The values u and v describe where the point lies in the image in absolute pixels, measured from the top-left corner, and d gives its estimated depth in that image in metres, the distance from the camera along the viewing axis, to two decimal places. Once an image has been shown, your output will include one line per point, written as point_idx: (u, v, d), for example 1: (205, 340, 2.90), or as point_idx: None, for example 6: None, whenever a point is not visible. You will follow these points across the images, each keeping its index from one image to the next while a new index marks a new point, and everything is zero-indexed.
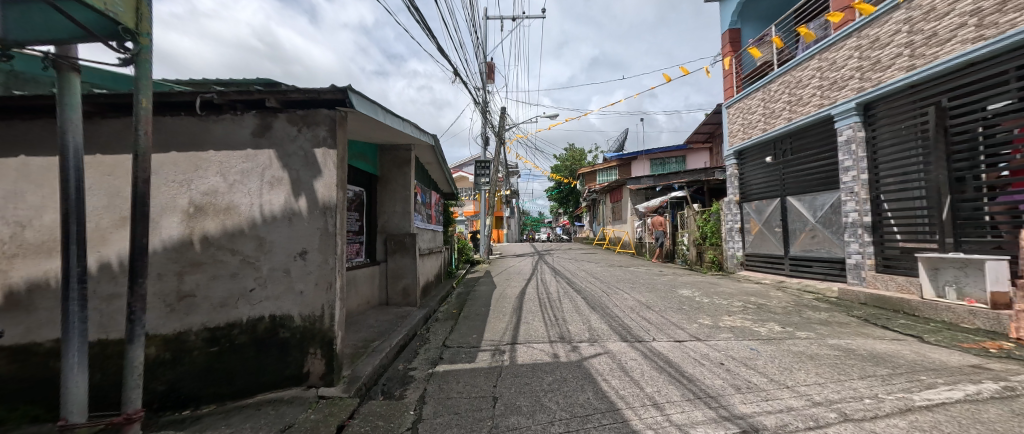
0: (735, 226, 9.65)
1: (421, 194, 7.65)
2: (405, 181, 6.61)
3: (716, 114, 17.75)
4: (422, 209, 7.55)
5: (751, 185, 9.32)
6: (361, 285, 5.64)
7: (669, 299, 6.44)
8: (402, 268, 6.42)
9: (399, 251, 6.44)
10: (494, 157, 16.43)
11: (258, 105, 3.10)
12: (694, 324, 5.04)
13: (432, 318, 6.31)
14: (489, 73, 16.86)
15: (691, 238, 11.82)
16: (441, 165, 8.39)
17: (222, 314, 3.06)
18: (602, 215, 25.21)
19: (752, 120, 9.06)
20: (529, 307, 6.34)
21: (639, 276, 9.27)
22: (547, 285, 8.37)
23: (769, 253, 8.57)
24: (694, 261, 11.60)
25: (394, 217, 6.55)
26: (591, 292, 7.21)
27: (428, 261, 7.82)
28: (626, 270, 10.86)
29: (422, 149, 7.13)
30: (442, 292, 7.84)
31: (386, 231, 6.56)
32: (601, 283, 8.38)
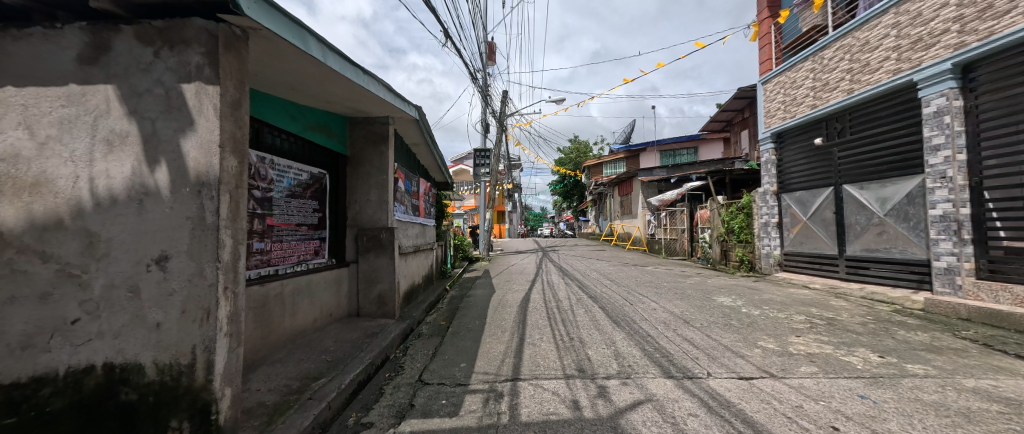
0: (772, 220, 8.33)
1: (405, 180, 6.37)
2: (381, 163, 5.32)
3: (735, 99, 16.33)
4: (405, 199, 6.27)
5: (793, 172, 7.97)
6: (320, 295, 4.37)
7: (709, 311, 5.15)
8: (376, 271, 5.15)
9: (373, 250, 5.17)
10: (494, 146, 15.11)
11: (83, 9, 1.83)
12: (757, 349, 3.78)
13: (414, 333, 5.06)
14: (489, 54, 15.47)
15: (715, 234, 10.51)
16: (430, 148, 7.09)
17: (19, 365, 1.74)
18: (609, 210, 23.89)
19: (797, 96, 7.69)
20: (535, 320, 5.07)
21: (661, 279, 7.99)
22: (555, 290, 7.09)
23: (818, 253, 7.25)
24: (719, 260, 10.31)
25: (367, 207, 5.27)
26: (610, 299, 5.94)
27: (414, 262, 6.54)
28: (645, 270, 9.55)
29: (405, 125, 5.83)
30: (430, 298, 6.58)
31: (358, 225, 5.29)
32: (619, 287, 7.11)
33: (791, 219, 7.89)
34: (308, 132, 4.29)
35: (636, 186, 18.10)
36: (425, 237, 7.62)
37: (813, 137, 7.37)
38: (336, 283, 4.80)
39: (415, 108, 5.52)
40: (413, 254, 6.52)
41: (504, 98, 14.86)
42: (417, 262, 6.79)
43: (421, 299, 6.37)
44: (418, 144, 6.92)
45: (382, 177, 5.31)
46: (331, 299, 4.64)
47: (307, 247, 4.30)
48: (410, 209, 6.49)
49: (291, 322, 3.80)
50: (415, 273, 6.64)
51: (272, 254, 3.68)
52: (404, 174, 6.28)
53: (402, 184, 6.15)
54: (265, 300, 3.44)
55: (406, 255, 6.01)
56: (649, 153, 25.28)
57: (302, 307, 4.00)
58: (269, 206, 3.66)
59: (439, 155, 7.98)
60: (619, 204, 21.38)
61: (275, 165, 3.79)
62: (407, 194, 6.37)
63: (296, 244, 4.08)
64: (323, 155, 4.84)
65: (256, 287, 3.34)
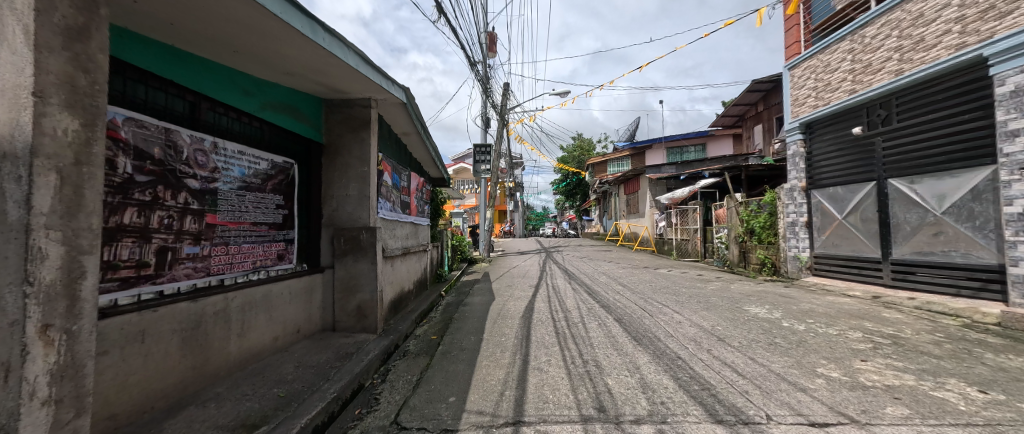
0: (800, 220, 7.55)
1: (393, 174, 5.64)
2: (362, 153, 4.58)
3: (749, 92, 15.56)
4: (393, 195, 5.54)
5: (825, 166, 7.19)
6: (283, 308, 3.65)
7: (745, 324, 4.39)
8: (355, 278, 4.40)
9: (352, 254, 4.41)
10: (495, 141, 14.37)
11: None
12: (820, 378, 3.02)
13: (399, 351, 4.31)
14: (490, 45, 14.74)
15: (733, 235, 9.74)
16: (422, 138, 6.34)
17: None
18: (614, 208, 23.12)
19: (831, 80, 6.89)
20: (540, 335, 4.31)
21: (679, 284, 7.23)
22: (562, 297, 6.33)
23: (855, 256, 6.49)
24: (737, 263, 9.55)
25: (348, 203, 4.54)
26: (626, 309, 5.19)
27: (403, 265, 5.80)
28: (658, 273, 8.81)
29: (391, 109, 5.07)
30: (422, 307, 5.84)
31: (336, 224, 4.54)
32: (633, 293, 6.36)
33: (825, 217, 7.11)
34: (266, 112, 3.54)
35: (643, 183, 17.34)
36: (417, 237, 6.88)
37: (850, 126, 6.59)
38: (308, 292, 4.07)
39: (404, 90, 4.74)
40: (403, 257, 5.79)
41: (505, 90, 14.11)
42: (408, 265, 6.06)
43: (411, 309, 5.63)
44: (408, 132, 6.16)
45: (363, 169, 4.57)
46: (299, 312, 3.92)
47: (267, 251, 3.53)
48: (398, 206, 5.77)
49: (240, 344, 3.07)
50: (405, 278, 5.92)
51: (213, 261, 2.92)
52: (392, 167, 5.55)
53: (389, 178, 5.42)
54: (199, 319, 2.72)
55: (393, 258, 5.25)
56: (655, 150, 24.51)
57: (256, 324, 3.27)
58: (211, 201, 2.86)
59: (434, 146, 7.23)
60: (625, 202, 20.61)
61: (220, 149, 3.00)
62: (394, 189, 5.63)
63: (250, 247, 3.32)
64: (292, 141, 4.08)
65: (185, 304, 2.61)
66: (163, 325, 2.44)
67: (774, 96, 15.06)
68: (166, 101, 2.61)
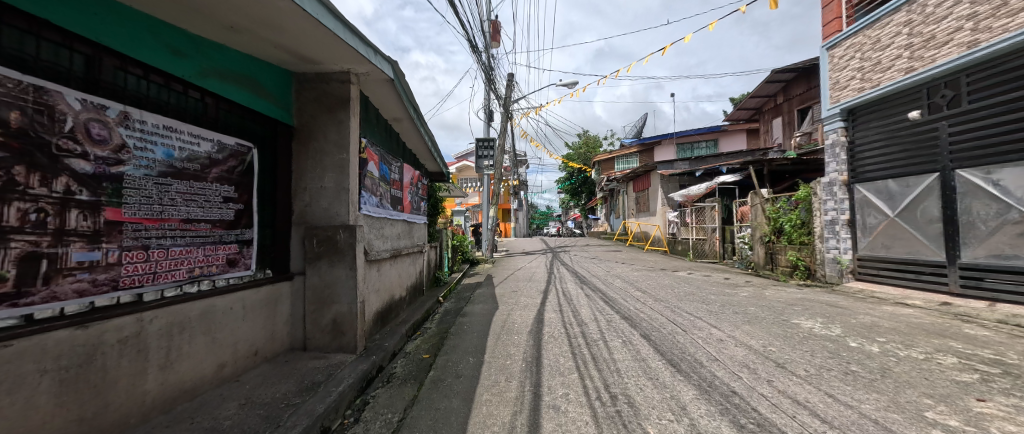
0: (842, 217, 6.73)
1: (381, 164, 4.91)
2: (339, 136, 3.83)
3: (768, 83, 14.73)
4: (381, 188, 4.82)
5: (872, 157, 6.36)
6: (232, 326, 2.90)
7: (804, 344, 3.59)
8: (330, 287, 3.63)
9: (326, 257, 3.65)
10: (499, 135, 13.62)
11: None
12: (936, 430, 2.21)
13: (383, 375, 3.55)
14: (494, 35, 14.01)
15: (759, 234, 8.93)
16: (416, 124, 5.60)
17: None
18: (622, 207, 22.30)
19: (882, 58, 6.06)
20: (553, 356, 3.54)
21: (705, 290, 6.43)
22: (574, 305, 5.57)
23: (913, 259, 5.67)
24: (764, 265, 8.72)
25: (323, 197, 3.80)
26: (653, 322, 4.42)
27: (393, 270, 5.05)
28: (678, 277, 8.01)
29: (375, 86, 4.32)
30: (414, 318, 5.09)
31: (309, 222, 3.79)
32: (655, 301, 5.58)
33: (874, 215, 6.27)
34: (210, 80, 2.81)
35: (654, 180, 16.51)
36: (411, 237, 6.13)
37: (905, 110, 5.78)
38: (269, 305, 3.33)
39: (389, 63, 3.99)
40: (393, 260, 5.03)
41: (510, 82, 13.36)
42: (399, 269, 5.31)
43: (401, 320, 4.88)
44: (399, 117, 5.42)
45: (340, 156, 3.82)
46: (257, 330, 3.17)
47: (210, 256, 2.80)
48: (387, 201, 5.05)
49: (160, 379, 2.33)
50: (396, 284, 5.17)
51: (124, 271, 2.19)
52: (378, 156, 4.83)
53: (376, 169, 4.71)
54: (91, 353, 1.96)
55: (380, 262, 4.50)
56: (664, 146, 23.67)
57: (189, 352, 2.52)
58: (112, 190, 2.12)
59: (431, 135, 6.50)
60: (634, 200, 19.77)
61: (133, 121, 2.25)
62: (383, 181, 4.91)
63: (183, 252, 2.58)
64: (251, 121, 3.35)
65: (66, 332, 1.87)
66: (22, 366, 1.69)
67: (795, 87, 14.21)
68: (43, 50, 1.87)
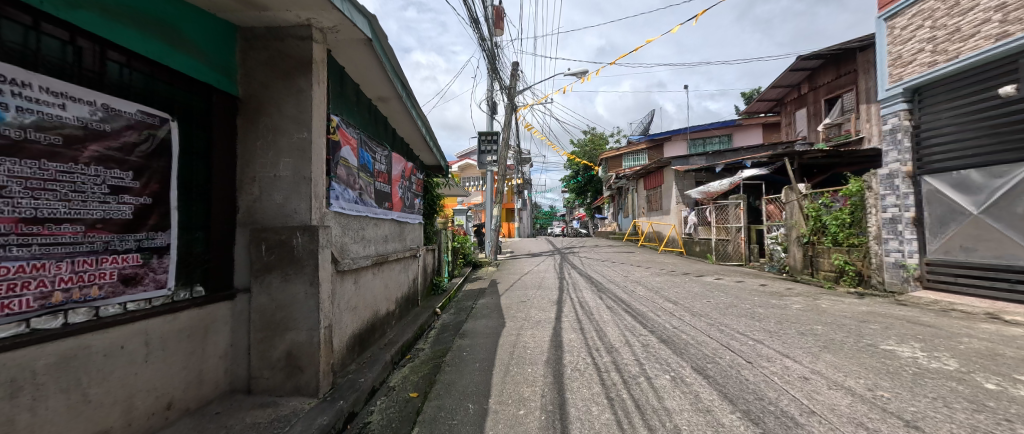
0: (907, 215, 5.76)
1: (361, 150, 4.01)
2: (298, 110, 2.92)
3: (792, 72, 13.77)
4: (361, 180, 3.91)
5: (944, 145, 5.43)
6: (127, 373, 2.01)
7: (922, 385, 2.65)
8: (284, 309, 2.72)
9: (279, 268, 2.74)
10: (503, 128, 12.70)
11: None
12: None
13: (353, 428, 2.62)
14: (499, 21, 13.12)
15: (795, 234, 8.02)
16: (406, 104, 4.71)
17: None
18: (631, 206, 21.32)
19: (963, 24, 5.14)
20: (582, 399, 2.62)
21: (746, 300, 5.49)
22: (597, 320, 4.66)
23: (1005, 266, 4.80)
24: (801, 269, 7.88)
25: (278, 189, 2.91)
26: (702, 346, 3.49)
27: (378, 280, 4.15)
28: (708, 283, 7.05)
29: (351, 49, 3.43)
30: (402, 338, 4.18)
31: (259, 222, 2.90)
32: (693, 316, 4.65)
33: (948, 211, 5.35)
34: (86, 14, 1.88)
35: (668, 176, 15.54)
36: (401, 240, 5.23)
37: (993, 87, 4.89)
38: (196, 336, 2.44)
39: (365, 17, 3.09)
40: (377, 268, 4.13)
41: (515, 71, 12.45)
42: (386, 279, 4.40)
43: (384, 344, 3.95)
44: (385, 96, 4.51)
45: (299, 136, 2.92)
46: (175, 373, 2.27)
47: (83, 274, 1.88)
48: (370, 196, 4.15)
49: None
50: (382, 297, 4.27)
51: None
52: (357, 140, 3.92)
53: (354, 157, 3.81)
54: None
55: (358, 271, 3.59)
56: (675, 142, 22.68)
57: (31, 426, 1.61)
58: None
59: (426, 121, 5.61)
60: (645, 198, 18.80)
61: None
62: (364, 172, 4.01)
63: (22, 271, 1.65)
64: (173, 85, 2.45)
65: None
66: None
67: (821, 76, 13.21)
68: None
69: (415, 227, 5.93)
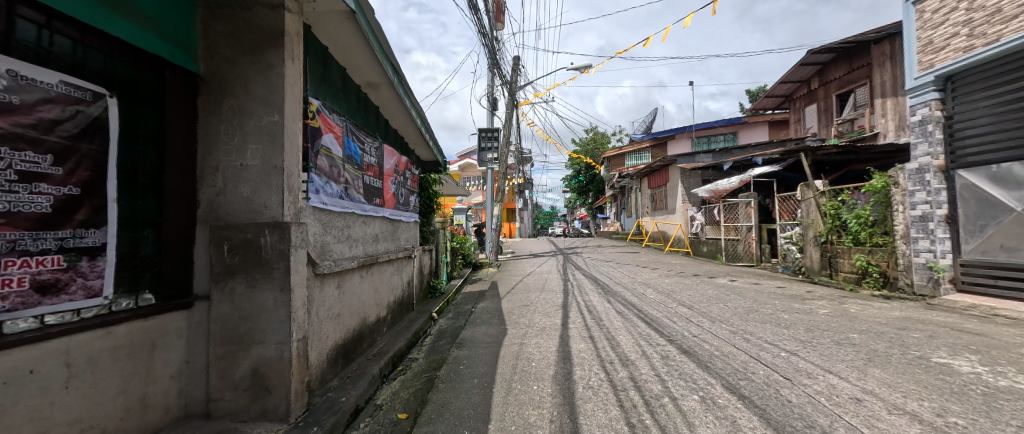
0: (939, 212, 5.37)
1: (347, 140, 3.61)
2: (267, 89, 2.54)
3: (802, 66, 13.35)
4: (346, 173, 3.51)
5: (981, 135, 5.02)
6: (39, 404, 1.62)
7: (1000, 409, 2.23)
8: (249, 320, 2.33)
9: (243, 271, 2.35)
10: (504, 125, 12.30)
11: None
12: None
13: None
14: (498, 15, 12.74)
15: (812, 234, 7.61)
16: (398, 92, 4.31)
17: None
18: (635, 206, 20.91)
19: (1004, 5, 4.75)
20: (599, 426, 2.21)
21: (767, 304, 5.08)
22: (607, 326, 4.26)
23: None
24: (819, 270, 7.47)
25: (244, 180, 2.51)
26: (729, 358, 3.08)
27: (366, 284, 3.76)
28: (721, 286, 6.64)
29: (333, 24, 3.04)
30: (394, 348, 3.79)
31: (222, 218, 2.50)
32: (712, 322, 4.24)
33: (986, 208, 4.97)
34: None
35: (673, 175, 15.11)
36: (394, 241, 4.84)
37: None
38: (140, 352, 2.05)
39: None
40: (365, 271, 3.73)
41: (516, 66, 12.07)
42: (375, 283, 4.00)
43: (372, 355, 3.55)
44: (374, 82, 4.11)
45: (268, 118, 2.52)
46: (109, 399, 1.88)
47: None
48: (357, 191, 3.75)
49: None
50: (371, 303, 3.87)
51: None
52: (343, 129, 3.52)
53: (339, 147, 3.41)
54: None
55: (342, 275, 3.19)
56: (679, 140, 22.26)
57: None
58: None
59: (420, 112, 5.21)
60: (649, 197, 18.39)
61: None
62: (349, 164, 3.61)
63: None
64: (112, 55, 2.06)
65: None
66: None
67: (833, 71, 12.80)
68: None
69: (409, 226, 5.54)
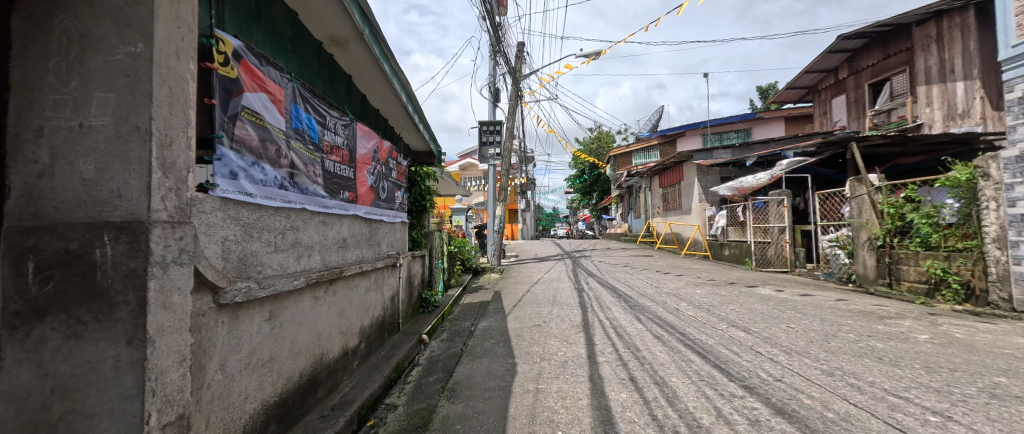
0: None
1: (296, 108, 2.57)
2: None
3: (830, 53, 12.29)
4: (292, 154, 2.49)
5: None
6: None
7: None
8: (72, 395, 1.30)
9: (64, 309, 1.33)
10: (507, 117, 11.28)
11: None
12: None
13: None
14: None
15: (865, 236, 6.58)
16: (374, 51, 3.26)
17: None
18: (644, 206, 19.88)
19: None
20: None
21: (842, 325, 4.04)
22: (647, 358, 3.24)
23: None
24: (875, 279, 6.44)
25: (80, 151, 1.47)
26: (857, 428, 2.03)
27: (324, 308, 2.73)
28: (768, 298, 5.62)
29: None
30: (364, 393, 2.77)
31: (44, 217, 1.43)
32: (786, 353, 3.21)
33: None
34: None
35: (688, 172, 14.08)
36: (372, 248, 3.82)
37: None
38: None
39: None
40: (322, 291, 2.71)
41: (521, 52, 11.05)
42: (341, 305, 2.99)
43: (329, 409, 2.53)
44: (340, 37, 3.08)
45: (126, 47, 1.50)
46: None
47: None
48: (313, 181, 2.73)
49: None
50: (332, 333, 2.85)
51: None
52: (290, 92, 2.51)
53: (281, 116, 2.40)
54: None
55: (277, 300, 2.17)
56: (690, 137, 21.22)
57: None
58: None
59: (407, 87, 4.17)
60: (660, 197, 17.37)
61: None
62: (300, 142, 2.60)
63: None
64: None
65: None
66: None
67: (865, 58, 11.77)
68: None
69: (393, 228, 4.52)
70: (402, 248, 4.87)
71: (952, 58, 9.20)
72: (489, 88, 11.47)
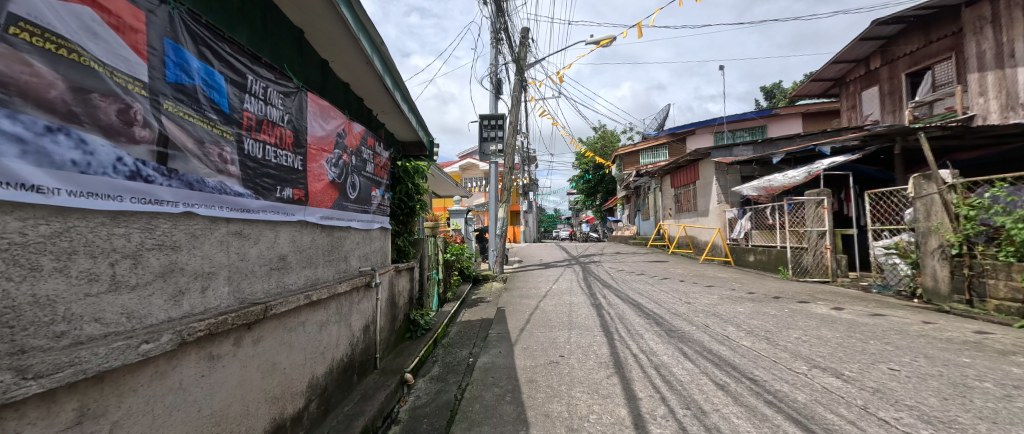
0: None
1: (176, 49, 1.58)
2: None
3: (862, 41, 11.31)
4: (163, 121, 1.49)
5: None
6: None
7: None
8: None
9: None
10: (510, 110, 10.26)
11: None
12: None
13: None
14: None
15: (936, 243, 5.56)
16: None
17: None
18: (654, 207, 18.87)
19: None
20: None
21: (960, 367, 3.03)
22: (719, 427, 2.24)
23: None
24: (948, 295, 5.45)
25: None
26: None
27: (231, 371, 1.71)
28: (832, 321, 4.61)
29: None
30: None
31: None
32: (927, 423, 2.19)
33: None
34: None
35: (704, 171, 13.05)
36: (331, 265, 2.80)
37: None
38: None
39: None
40: (228, 345, 1.69)
41: (525, 38, 10.04)
42: (271, 358, 1.98)
43: None
44: None
45: None
46: None
47: None
48: (216, 169, 1.74)
49: None
50: (249, 405, 1.82)
51: None
52: (160, 20, 1.51)
53: (133, 55, 1.39)
54: None
55: (97, 386, 1.15)
56: (701, 135, 20.24)
57: None
58: None
59: (383, 51, 3.10)
60: (672, 198, 16.33)
61: None
62: (184, 106, 1.59)
63: None
64: None
65: None
66: None
67: (901, 45, 10.80)
68: None
69: (367, 236, 3.50)
70: (381, 261, 3.85)
71: (1012, 41, 8.26)
72: (490, 78, 10.44)
